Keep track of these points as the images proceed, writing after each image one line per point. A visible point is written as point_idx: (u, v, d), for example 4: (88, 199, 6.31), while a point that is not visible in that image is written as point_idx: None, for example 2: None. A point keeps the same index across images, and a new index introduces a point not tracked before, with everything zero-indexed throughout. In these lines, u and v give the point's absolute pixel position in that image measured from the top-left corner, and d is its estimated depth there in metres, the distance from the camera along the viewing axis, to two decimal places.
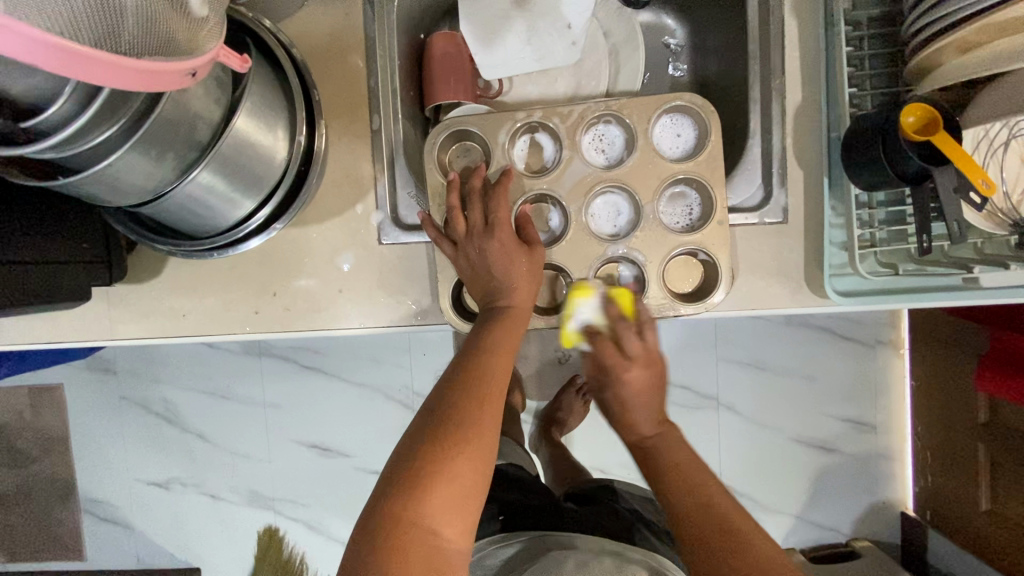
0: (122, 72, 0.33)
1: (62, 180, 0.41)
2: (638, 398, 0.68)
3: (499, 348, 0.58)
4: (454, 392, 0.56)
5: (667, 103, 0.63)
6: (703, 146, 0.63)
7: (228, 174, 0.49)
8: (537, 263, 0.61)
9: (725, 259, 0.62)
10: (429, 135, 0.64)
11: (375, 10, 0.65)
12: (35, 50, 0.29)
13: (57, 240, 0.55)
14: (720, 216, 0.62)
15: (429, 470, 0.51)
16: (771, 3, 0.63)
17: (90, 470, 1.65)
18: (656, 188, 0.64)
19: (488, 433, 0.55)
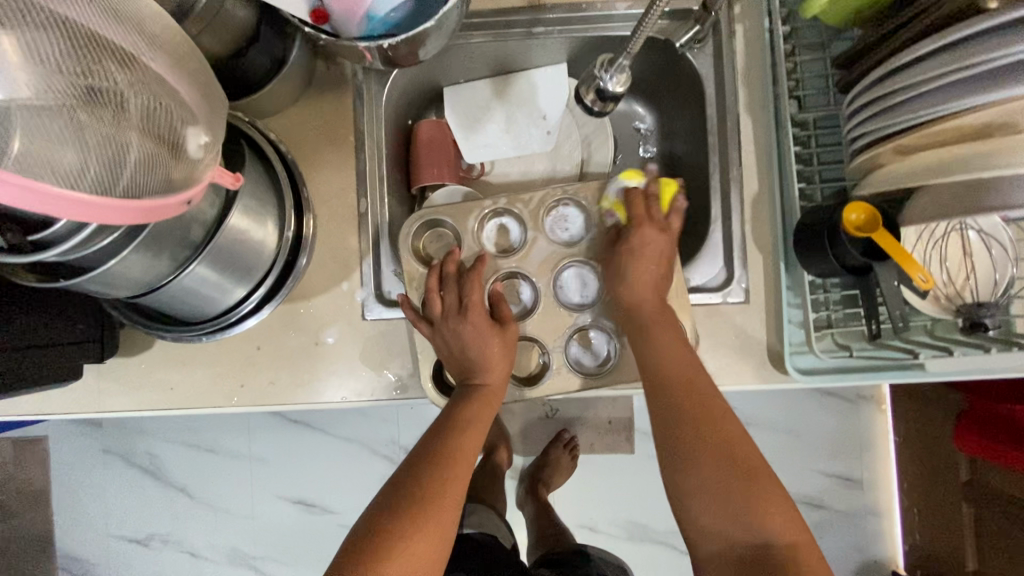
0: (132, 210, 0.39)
1: (62, 282, 0.44)
2: (649, 249, 0.64)
3: (468, 428, 0.61)
4: (421, 466, 0.59)
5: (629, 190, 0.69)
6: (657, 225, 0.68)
7: (219, 267, 0.53)
8: (510, 342, 0.65)
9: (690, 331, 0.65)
10: (403, 225, 0.68)
11: (364, 104, 0.71)
12: (47, 202, 0.34)
13: (58, 326, 0.59)
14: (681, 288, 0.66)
15: (391, 547, 0.53)
16: (728, 102, 0.69)
17: (69, 526, 1.62)
18: None
19: (450, 512, 0.57)
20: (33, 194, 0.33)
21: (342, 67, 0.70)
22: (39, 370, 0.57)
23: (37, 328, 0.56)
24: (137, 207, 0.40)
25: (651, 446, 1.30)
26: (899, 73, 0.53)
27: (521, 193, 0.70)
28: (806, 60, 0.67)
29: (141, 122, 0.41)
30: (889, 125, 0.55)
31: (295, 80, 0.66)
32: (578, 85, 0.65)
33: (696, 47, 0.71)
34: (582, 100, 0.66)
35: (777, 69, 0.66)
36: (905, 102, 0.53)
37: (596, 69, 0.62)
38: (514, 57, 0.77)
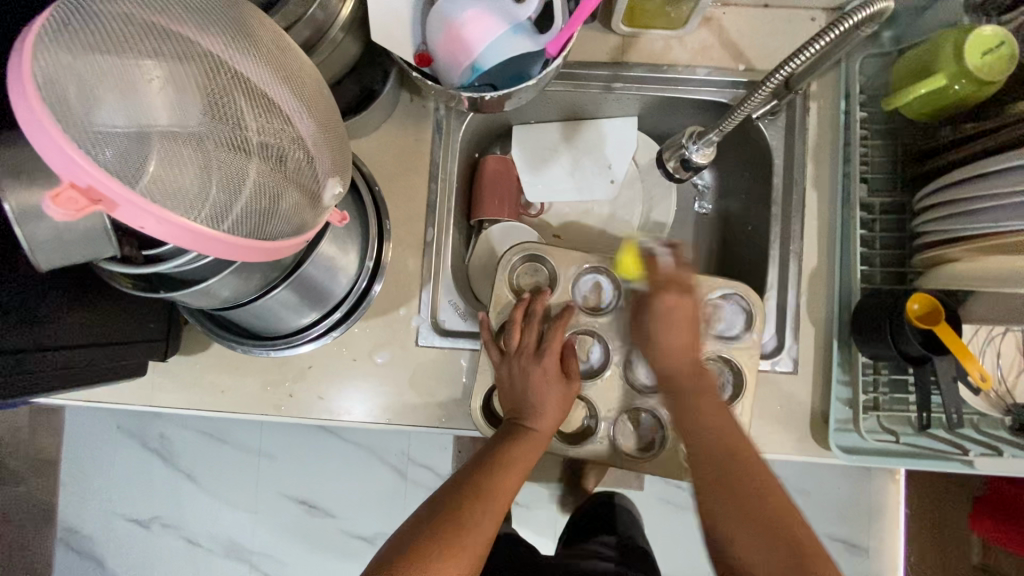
0: (258, 252, 0.40)
1: (162, 293, 0.47)
2: (662, 321, 0.62)
3: (512, 467, 0.61)
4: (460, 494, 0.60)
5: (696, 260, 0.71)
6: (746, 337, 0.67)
7: (300, 291, 0.57)
8: (569, 393, 0.66)
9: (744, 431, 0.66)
10: (507, 254, 0.70)
11: (442, 138, 0.73)
12: (178, 234, 0.36)
13: (125, 326, 0.60)
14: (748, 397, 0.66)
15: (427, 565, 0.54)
16: (795, 176, 0.71)
17: (73, 498, 1.63)
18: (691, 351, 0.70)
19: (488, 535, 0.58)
20: (167, 225, 0.35)
21: (425, 101, 0.72)
22: (104, 365, 0.59)
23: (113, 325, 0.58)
24: (265, 250, 0.40)
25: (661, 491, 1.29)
26: (976, 180, 0.54)
27: None
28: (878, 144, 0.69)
29: (263, 154, 0.40)
30: (963, 228, 0.56)
31: (381, 110, 0.69)
32: (663, 150, 0.72)
33: (769, 118, 0.73)
34: (664, 164, 0.73)
35: (850, 151, 0.68)
36: (973, 209, 0.55)
37: (683, 138, 0.69)
38: (587, 107, 0.79)
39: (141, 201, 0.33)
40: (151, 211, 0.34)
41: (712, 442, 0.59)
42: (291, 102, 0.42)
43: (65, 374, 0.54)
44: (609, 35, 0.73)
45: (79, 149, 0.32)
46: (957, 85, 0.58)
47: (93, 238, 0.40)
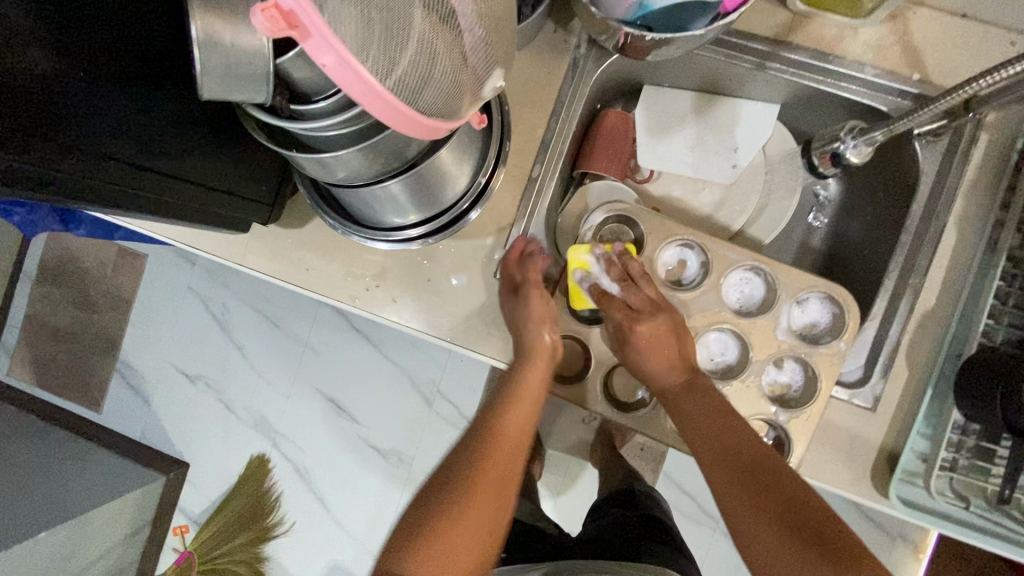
0: (412, 123, 0.39)
1: (295, 153, 0.49)
2: (651, 351, 0.65)
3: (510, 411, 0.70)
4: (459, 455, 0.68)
5: (802, 280, 0.67)
6: (827, 342, 0.66)
7: (407, 189, 0.57)
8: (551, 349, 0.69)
9: (798, 451, 0.64)
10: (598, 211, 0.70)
11: (575, 79, 0.71)
12: (354, 82, 0.35)
13: (237, 179, 0.63)
14: (816, 408, 0.64)
15: (437, 528, 0.62)
16: (939, 207, 0.65)
17: (137, 338, 1.78)
18: (770, 352, 0.67)
19: (489, 522, 0.64)
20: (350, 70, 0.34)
21: (568, 36, 0.70)
22: (185, 216, 0.60)
23: (217, 180, 0.60)
24: (419, 122, 0.39)
25: (674, 494, 1.26)
26: None
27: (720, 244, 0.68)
28: None
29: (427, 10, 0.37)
30: None
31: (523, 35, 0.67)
32: (814, 142, 0.72)
33: (928, 140, 0.66)
34: (812, 155, 0.74)
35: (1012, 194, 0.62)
36: None
37: (840, 134, 0.67)
38: (729, 83, 0.74)
39: (331, 34, 0.32)
40: (340, 52, 0.33)
41: (714, 449, 0.61)
42: None
43: (166, 202, 0.57)
44: (778, 9, 0.67)
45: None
46: None
47: (254, 80, 0.42)
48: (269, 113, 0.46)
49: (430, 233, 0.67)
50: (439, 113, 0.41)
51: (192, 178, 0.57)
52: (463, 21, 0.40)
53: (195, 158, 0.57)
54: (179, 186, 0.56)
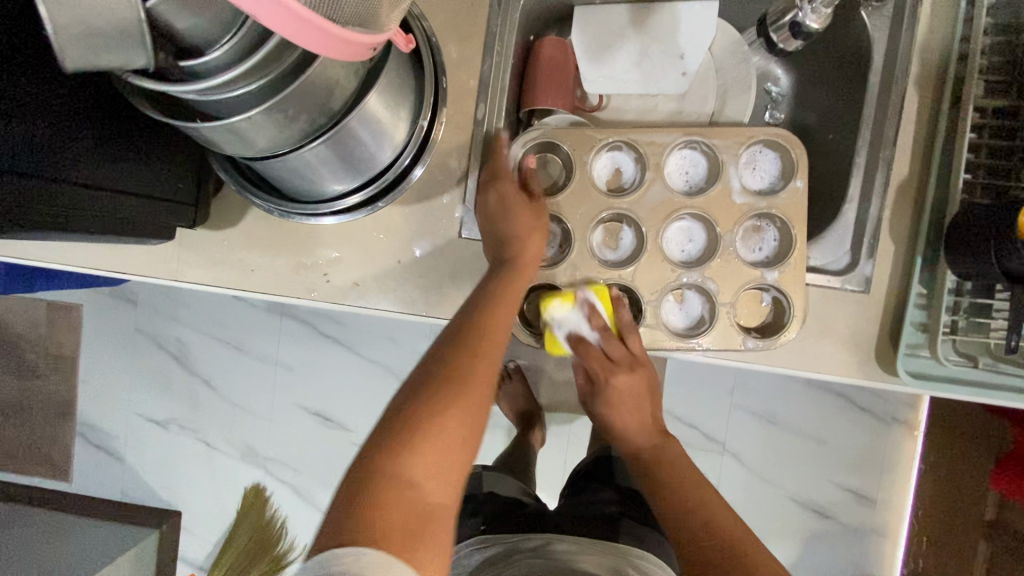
0: (322, 37, 0.32)
1: (199, 124, 0.41)
2: (631, 413, 0.68)
3: (499, 306, 0.59)
4: (447, 352, 0.56)
5: (752, 136, 0.63)
6: (784, 186, 0.64)
7: (341, 149, 0.51)
8: (524, 261, 0.62)
9: (800, 302, 0.62)
10: (518, 140, 0.65)
11: (501, 6, 0.65)
12: None
13: (144, 174, 0.55)
14: (798, 259, 0.62)
15: (422, 429, 0.50)
16: (896, 72, 0.63)
17: (92, 395, 1.65)
18: (736, 219, 0.64)
19: (474, 424, 0.53)
20: None
21: None
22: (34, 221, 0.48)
23: (103, 177, 0.51)
24: (329, 36, 0.32)
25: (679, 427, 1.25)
26: None
27: (650, 132, 0.64)
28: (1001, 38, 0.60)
29: None
30: None
31: None
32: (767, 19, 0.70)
33: (874, 6, 0.64)
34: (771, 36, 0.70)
35: (966, 43, 0.60)
36: None
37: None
38: None
39: None
40: None
41: (681, 510, 0.62)
42: None
43: (64, 212, 0.50)
44: None
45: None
46: None
47: (123, 36, 0.34)
48: (157, 80, 0.39)
49: (369, 199, 0.61)
50: (353, 22, 0.33)
51: (92, 181, 0.50)
52: None
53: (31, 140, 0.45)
54: (76, 192, 0.49)
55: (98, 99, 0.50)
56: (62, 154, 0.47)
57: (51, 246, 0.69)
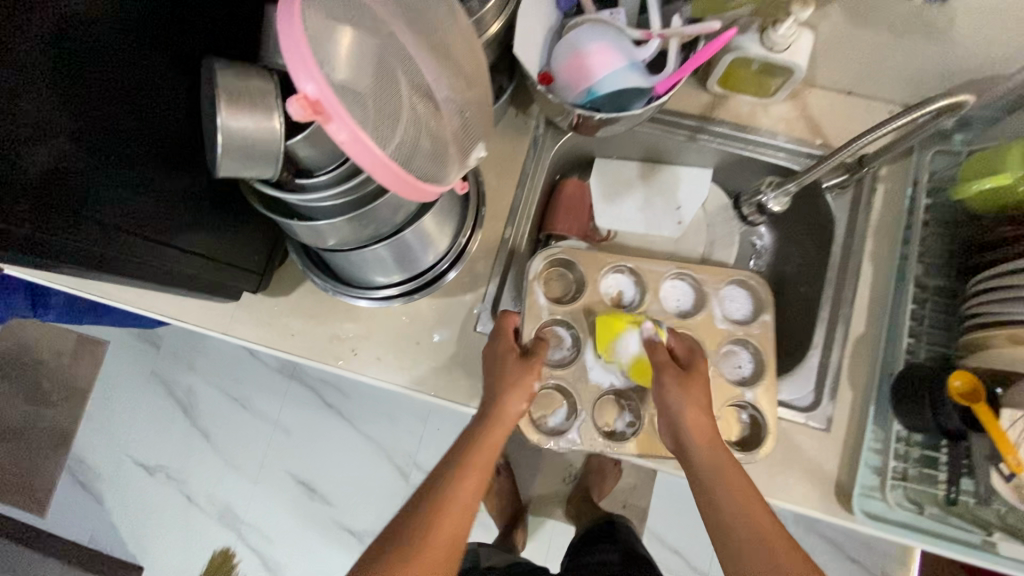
0: (410, 188, 0.44)
1: (294, 221, 0.54)
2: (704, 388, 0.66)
3: (475, 450, 0.63)
4: (424, 495, 0.62)
5: (731, 275, 0.76)
6: (757, 320, 0.74)
7: (393, 251, 0.63)
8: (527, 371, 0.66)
9: (772, 419, 0.69)
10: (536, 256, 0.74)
11: (536, 152, 0.81)
12: (353, 144, 0.40)
13: (228, 248, 0.67)
14: (770, 379, 0.72)
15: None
16: (853, 247, 0.76)
17: (92, 430, 1.69)
18: (719, 341, 0.74)
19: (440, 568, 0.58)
20: (349, 135, 0.39)
21: (528, 118, 0.81)
22: (72, 257, 0.51)
23: (201, 248, 0.63)
24: (415, 188, 0.44)
25: (659, 548, 1.25)
26: None
27: (649, 262, 0.77)
28: (939, 232, 0.73)
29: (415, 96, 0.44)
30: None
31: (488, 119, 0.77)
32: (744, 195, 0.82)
33: (837, 191, 0.78)
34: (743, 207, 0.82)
35: (909, 233, 0.73)
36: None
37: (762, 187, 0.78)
38: (669, 153, 0.86)
39: (335, 101, 0.38)
40: (342, 118, 0.39)
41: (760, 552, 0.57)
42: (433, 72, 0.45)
43: (161, 272, 0.61)
44: (701, 93, 0.80)
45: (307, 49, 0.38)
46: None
47: (262, 162, 0.47)
48: (274, 187, 0.52)
49: (400, 294, 0.71)
50: (431, 180, 0.46)
51: (192, 250, 0.62)
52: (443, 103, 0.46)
53: (147, 209, 0.55)
54: (178, 256, 0.61)
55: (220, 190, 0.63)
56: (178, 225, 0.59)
57: (128, 290, 0.80)
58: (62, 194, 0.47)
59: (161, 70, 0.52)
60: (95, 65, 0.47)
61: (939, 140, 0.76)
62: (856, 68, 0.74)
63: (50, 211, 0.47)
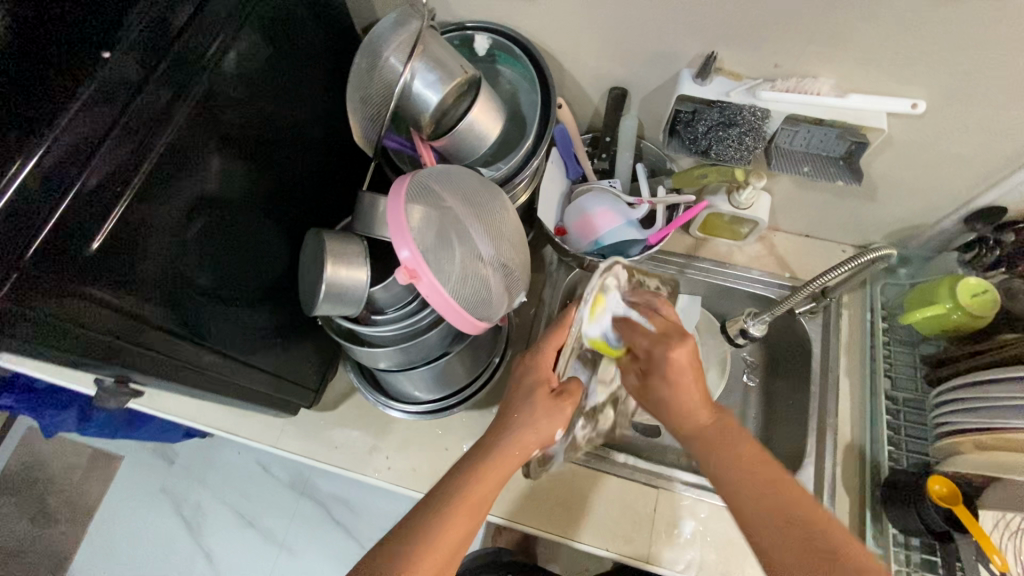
0: (467, 323, 0.58)
1: (359, 347, 0.66)
2: (681, 375, 0.64)
3: (519, 433, 0.64)
4: (467, 466, 0.62)
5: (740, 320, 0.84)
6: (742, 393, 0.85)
7: (438, 370, 0.74)
8: (561, 407, 0.66)
9: None
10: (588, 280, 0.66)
11: (551, 281, 0.95)
12: (436, 298, 0.55)
13: (291, 363, 0.76)
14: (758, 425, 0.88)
15: (421, 536, 0.57)
16: (830, 363, 0.87)
17: (91, 552, 1.65)
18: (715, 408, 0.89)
19: (459, 541, 0.59)
20: (430, 290, 0.54)
21: (543, 255, 0.97)
22: (196, 381, 0.62)
23: (270, 366, 0.72)
24: (474, 323, 0.58)
25: None
26: (983, 386, 0.69)
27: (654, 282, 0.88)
28: (898, 350, 0.85)
29: (473, 255, 0.58)
30: (985, 422, 0.68)
31: None
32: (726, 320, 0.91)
33: (809, 315, 0.92)
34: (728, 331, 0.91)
35: (875, 351, 0.85)
36: (987, 409, 0.68)
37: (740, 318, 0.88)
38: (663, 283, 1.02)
39: (425, 268, 0.53)
40: (427, 279, 0.54)
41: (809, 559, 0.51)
42: (484, 235, 0.59)
43: (234, 390, 0.69)
44: (685, 236, 0.98)
45: (406, 225, 0.54)
46: (956, 314, 0.75)
47: (347, 301, 0.60)
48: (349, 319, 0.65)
49: (443, 405, 0.80)
50: (483, 316, 0.60)
51: (263, 367, 0.70)
52: (492, 256, 0.60)
53: (237, 335, 0.63)
54: (254, 375, 0.69)
55: (297, 316, 0.74)
56: (256, 348, 0.67)
57: (185, 405, 0.89)
58: (193, 327, 0.56)
59: (259, 218, 0.64)
60: (223, 226, 0.58)
61: (887, 274, 0.92)
62: (808, 218, 0.92)
63: (186, 347, 0.56)
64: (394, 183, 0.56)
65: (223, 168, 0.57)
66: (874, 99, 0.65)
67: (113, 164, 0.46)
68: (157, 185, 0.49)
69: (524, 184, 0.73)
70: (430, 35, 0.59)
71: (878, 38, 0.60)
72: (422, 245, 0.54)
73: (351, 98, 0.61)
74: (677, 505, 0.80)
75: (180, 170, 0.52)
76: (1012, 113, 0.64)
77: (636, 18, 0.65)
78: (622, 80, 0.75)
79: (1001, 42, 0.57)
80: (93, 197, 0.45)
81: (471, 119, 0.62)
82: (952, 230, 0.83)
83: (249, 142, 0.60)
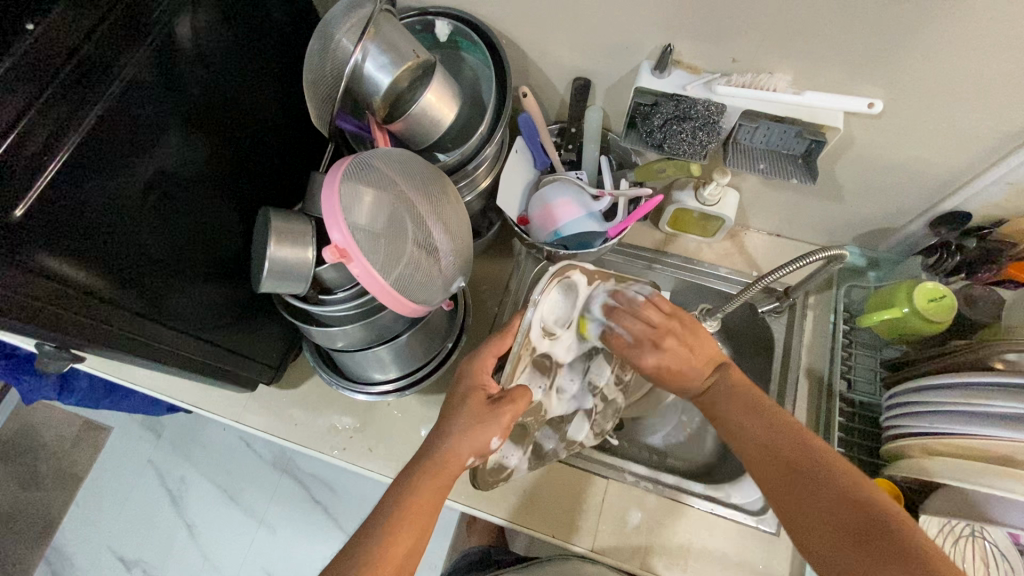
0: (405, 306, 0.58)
1: (313, 326, 0.67)
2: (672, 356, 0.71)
3: (461, 436, 0.62)
4: (412, 478, 0.61)
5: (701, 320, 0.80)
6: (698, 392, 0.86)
7: (390, 352, 0.75)
8: (496, 412, 0.63)
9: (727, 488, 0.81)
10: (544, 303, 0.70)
11: (519, 271, 0.96)
12: (370, 280, 0.55)
13: (252, 340, 0.78)
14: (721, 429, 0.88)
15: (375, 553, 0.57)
16: (791, 363, 0.87)
17: (78, 519, 1.69)
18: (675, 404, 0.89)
19: (410, 550, 0.59)
20: (361, 271, 0.54)
21: (512, 245, 0.98)
22: (156, 356, 0.63)
23: (227, 343, 0.73)
24: (411, 307, 0.59)
25: None
26: (934, 391, 0.68)
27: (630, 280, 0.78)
28: (860, 353, 0.85)
29: (417, 239, 0.59)
30: (933, 426, 0.68)
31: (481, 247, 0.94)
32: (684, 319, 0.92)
33: (774, 315, 0.91)
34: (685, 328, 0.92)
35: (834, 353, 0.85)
36: (937, 413, 0.68)
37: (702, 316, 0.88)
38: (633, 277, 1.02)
39: (354, 250, 0.53)
40: (355, 260, 0.54)
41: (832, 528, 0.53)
42: (432, 219, 0.60)
43: (192, 364, 0.70)
44: (655, 231, 0.98)
45: (339, 208, 0.54)
46: (912, 319, 0.74)
47: (297, 281, 0.62)
48: (301, 299, 0.66)
49: (397, 388, 0.81)
50: (422, 300, 0.60)
51: (221, 343, 0.72)
52: (436, 241, 0.61)
53: (192, 309, 0.65)
54: (213, 348, 0.70)
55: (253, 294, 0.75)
56: (213, 322, 0.69)
57: (154, 377, 0.91)
58: (145, 296, 0.57)
59: (214, 194, 0.64)
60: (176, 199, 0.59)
61: (855, 276, 0.91)
62: (779, 217, 0.91)
63: (138, 317, 0.57)
64: (334, 164, 0.56)
65: (179, 140, 0.58)
66: (831, 98, 0.65)
67: (45, 137, 0.46)
68: (100, 153, 0.50)
69: (482, 170, 0.73)
70: (384, 17, 0.59)
71: (831, 36, 0.60)
72: (359, 226, 0.54)
73: (305, 78, 0.63)
74: (625, 496, 0.81)
75: (127, 139, 0.52)
76: (968, 117, 0.63)
77: (593, 10, 0.65)
78: (585, 71, 0.75)
79: (953, 43, 0.56)
80: (29, 169, 0.45)
81: (424, 103, 0.63)
82: (919, 234, 0.83)
83: (205, 115, 0.61)
